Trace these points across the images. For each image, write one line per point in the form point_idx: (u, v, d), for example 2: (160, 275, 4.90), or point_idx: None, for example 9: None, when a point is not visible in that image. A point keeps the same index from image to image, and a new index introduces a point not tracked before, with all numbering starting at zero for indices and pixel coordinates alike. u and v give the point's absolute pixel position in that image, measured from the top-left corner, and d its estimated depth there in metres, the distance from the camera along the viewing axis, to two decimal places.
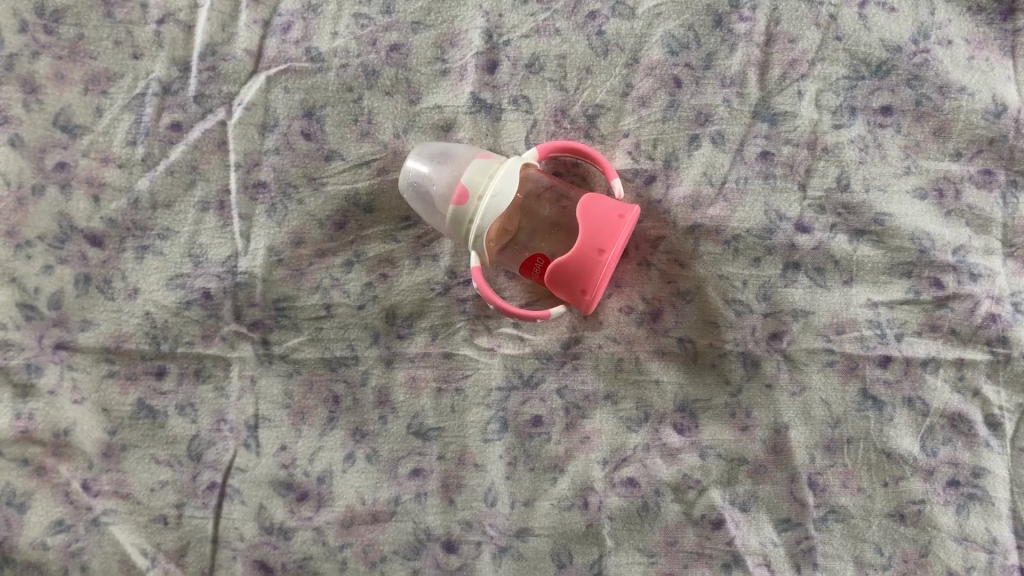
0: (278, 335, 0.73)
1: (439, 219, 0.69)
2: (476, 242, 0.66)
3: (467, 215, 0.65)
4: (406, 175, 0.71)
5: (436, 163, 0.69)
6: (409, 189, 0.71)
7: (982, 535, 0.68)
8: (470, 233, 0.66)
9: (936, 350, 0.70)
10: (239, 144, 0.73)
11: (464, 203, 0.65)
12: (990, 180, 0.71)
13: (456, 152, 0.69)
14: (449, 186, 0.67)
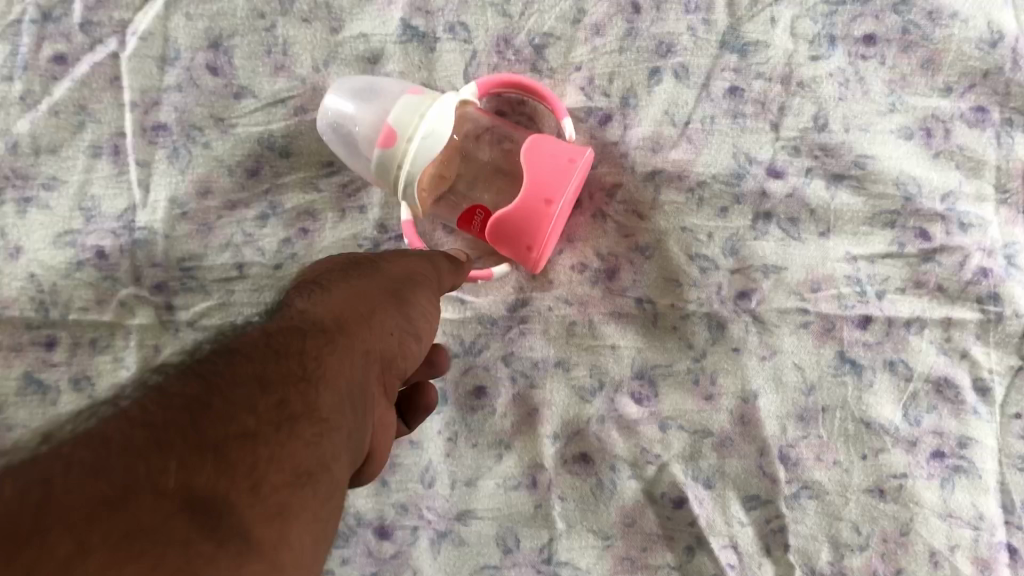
0: (183, 300, 0.64)
1: (364, 165, 0.60)
2: (405, 192, 0.58)
3: (395, 160, 0.57)
4: (323, 113, 0.61)
5: (358, 99, 0.60)
6: (327, 130, 0.61)
7: (968, 511, 0.62)
8: (399, 181, 0.58)
9: (921, 309, 0.63)
10: (135, 80, 0.64)
11: (392, 146, 0.57)
12: (984, 118, 0.63)
13: (380, 85, 0.60)
14: (373, 127, 0.58)
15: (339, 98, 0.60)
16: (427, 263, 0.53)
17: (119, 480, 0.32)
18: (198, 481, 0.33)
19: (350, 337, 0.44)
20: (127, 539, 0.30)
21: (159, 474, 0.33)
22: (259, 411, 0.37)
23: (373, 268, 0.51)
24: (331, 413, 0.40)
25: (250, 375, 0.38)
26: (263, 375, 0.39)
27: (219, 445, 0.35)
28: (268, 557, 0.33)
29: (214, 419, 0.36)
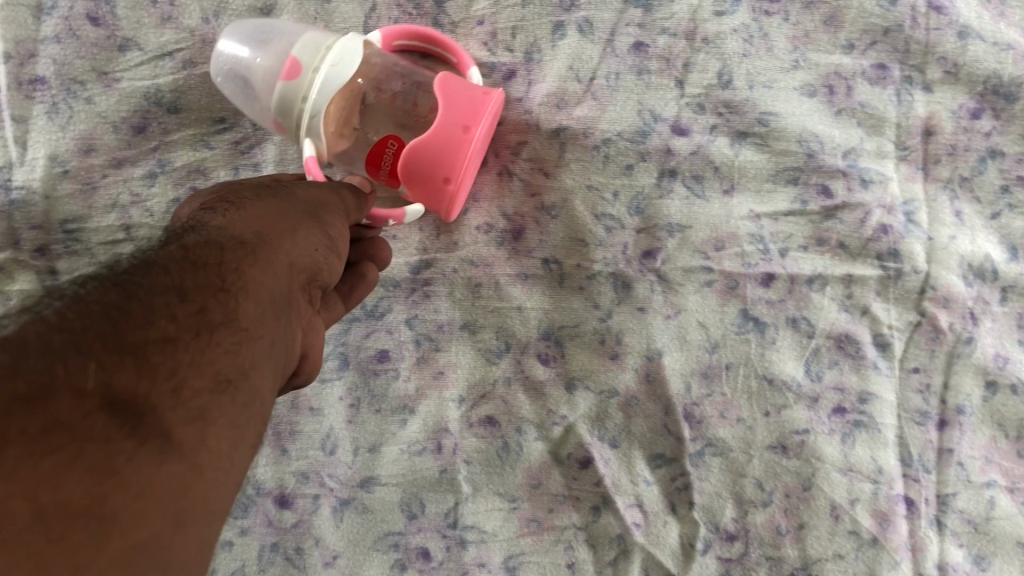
0: (66, 264, 0.60)
1: (262, 104, 0.57)
2: (311, 126, 0.55)
3: (298, 86, 0.54)
4: (217, 57, 0.58)
5: (255, 37, 0.57)
6: (223, 73, 0.58)
7: (867, 465, 0.63)
8: (303, 110, 0.54)
9: (823, 267, 0.63)
10: (8, 30, 0.60)
11: (297, 72, 0.54)
12: (885, 76, 0.63)
13: (276, 25, 0.58)
14: (273, 58, 0.55)
15: (233, 37, 0.58)
16: (349, 188, 0.54)
17: (36, 378, 0.33)
18: (117, 384, 0.35)
19: (266, 249, 0.45)
20: (46, 433, 0.32)
21: (73, 376, 0.34)
22: (178, 320, 0.39)
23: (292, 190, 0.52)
24: (251, 323, 0.42)
25: (168, 286, 0.40)
26: (181, 285, 0.40)
27: (138, 351, 0.36)
28: (187, 457, 0.35)
29: (130, 329, 0.37)
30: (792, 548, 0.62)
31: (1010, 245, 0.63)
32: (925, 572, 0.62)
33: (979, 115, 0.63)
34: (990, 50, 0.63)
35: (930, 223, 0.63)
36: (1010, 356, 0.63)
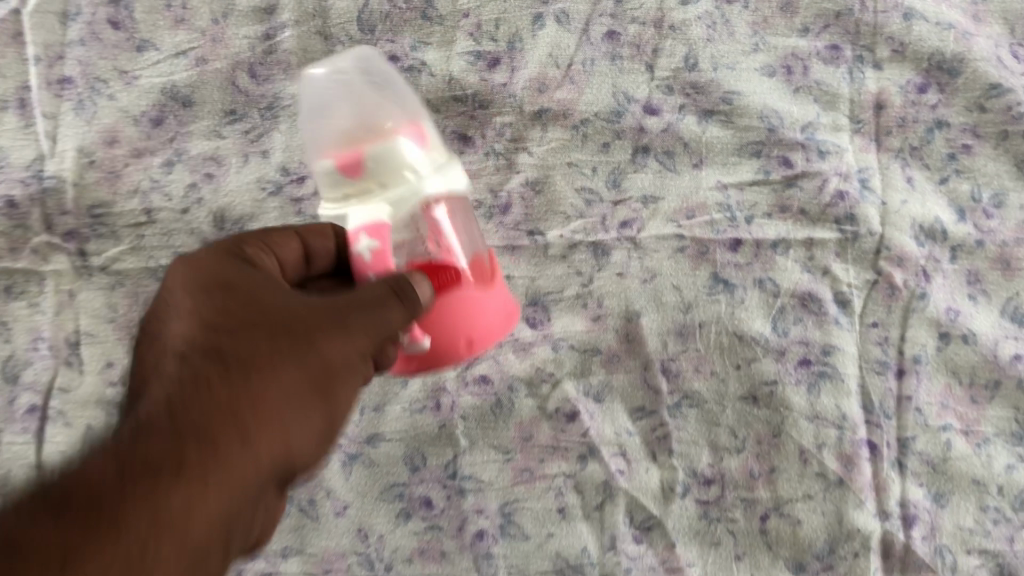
0: (95, 246, 0.67)
1: (347, 139, 0.50)
2: (405, 197, 0.49)
3: (420, 160, 0.50)
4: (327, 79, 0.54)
5: (380, 78, 0.55)
6: (320, 95, 0.53)
7: (832, 412, 0.68)
8: (407, 180, 0.49)
9: (786, 231, 0.68)
10: (38, 35, 0.67)
11: (429, 147, 0.50)
12: (838, 56, 0.69)
13: (384, 88, 0.55)
14: (393, 120, 0.50)
15: (362, 68, 0.55)
16: (364, 311, 0.47)
17: None
18: None
19: (252, 471, 0.42)
20: None
21: None
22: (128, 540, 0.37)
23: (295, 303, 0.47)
24: (208, 537, 0.40)
25: (130, 487, 0.38)
26: (144, 492, 0.38)
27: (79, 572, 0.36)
28: None
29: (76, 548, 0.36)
30: (764, 490, 0.68)
31: (958, 207, 0.69)
32: (888, 510, 0.68)
33: (925, 89, 0.69)
34: (933, 29, 0.69)
35: (884, 189, 0.69)
36: (961, 309, 0.69)
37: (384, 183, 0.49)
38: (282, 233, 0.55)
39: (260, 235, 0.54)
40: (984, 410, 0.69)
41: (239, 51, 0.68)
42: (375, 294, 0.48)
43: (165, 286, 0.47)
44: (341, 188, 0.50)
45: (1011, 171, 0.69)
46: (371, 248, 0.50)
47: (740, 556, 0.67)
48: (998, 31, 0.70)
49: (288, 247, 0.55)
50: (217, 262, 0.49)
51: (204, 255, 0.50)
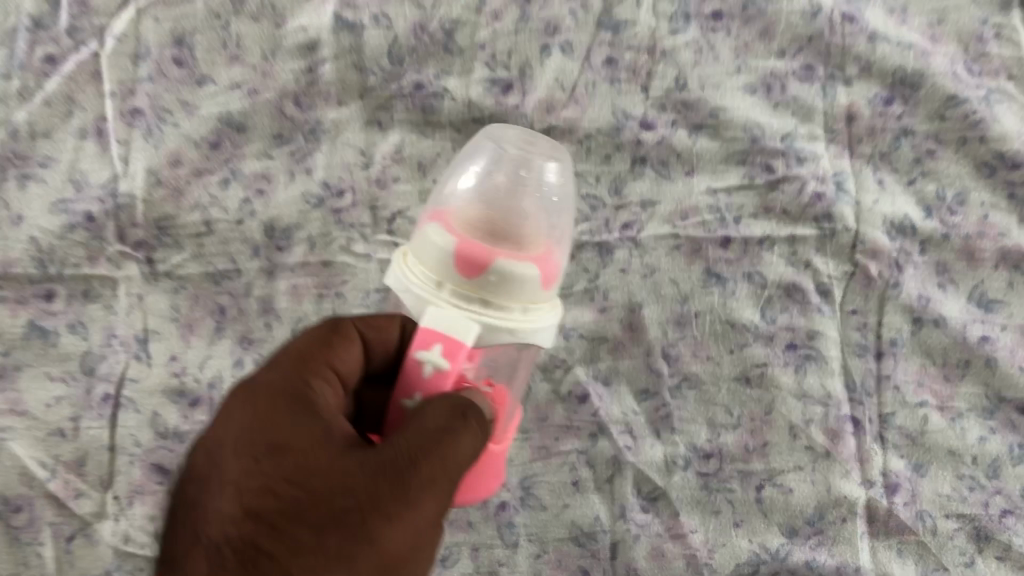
0: (161, 254, 0.77)
1: (488, 232, 0.54)
2: (500, 305, 0.53)
3: (531, 299, 0.54)
4: (494, 173, 0.59)
5: (546, 183, 0.60)
6: (486, 183, 0.58)
7: (818, 391, 0.76)
8: (509, 313, 0.53)
9: (771, 229, 0.77)
10: (113, 74, 0.76)
11: (547, 288, 0.55)
12: (811, 74, 0.78)
13: (556, 207, 0.60)
14: (542, 241, 0.56)
15: (523, 163, 0.60)
16: (436, 442, 0.50)
17: None
18: None
19: None
20: None
21: None
22: None
23: (362, 452, 0.50)
24: None
25: None
26: None
27: None
28: None
29: None
30: (759, 462, 0.75)
31: (925, 205, 0.77)
32: (872, 478, 0.75)
33: (891, 102, 0.78)
34: (895, 49, 0.77)
35: (857, 190, 0.77)
36: (931, 295, 0.77)
37: (490, 301, 0.53)
38: (347, 332, 0.59)
39: (322, 344, 0.58)
40: (957, 387, 0.76)
41: (284, 83, 0.77)
42: (443, 425, 0.51)
43: (236, 406, 0.53)
44: (452, 276, 0.53)
45: (971, 173, 0.77)
46: (437, 366, 0.53)
47: (739, 523, 0.74)
48: (953, 49, 0.78)
49: (353, 355, 0.59)
50: (287, 389, 0.53)
51: (275, 381, 0.54)
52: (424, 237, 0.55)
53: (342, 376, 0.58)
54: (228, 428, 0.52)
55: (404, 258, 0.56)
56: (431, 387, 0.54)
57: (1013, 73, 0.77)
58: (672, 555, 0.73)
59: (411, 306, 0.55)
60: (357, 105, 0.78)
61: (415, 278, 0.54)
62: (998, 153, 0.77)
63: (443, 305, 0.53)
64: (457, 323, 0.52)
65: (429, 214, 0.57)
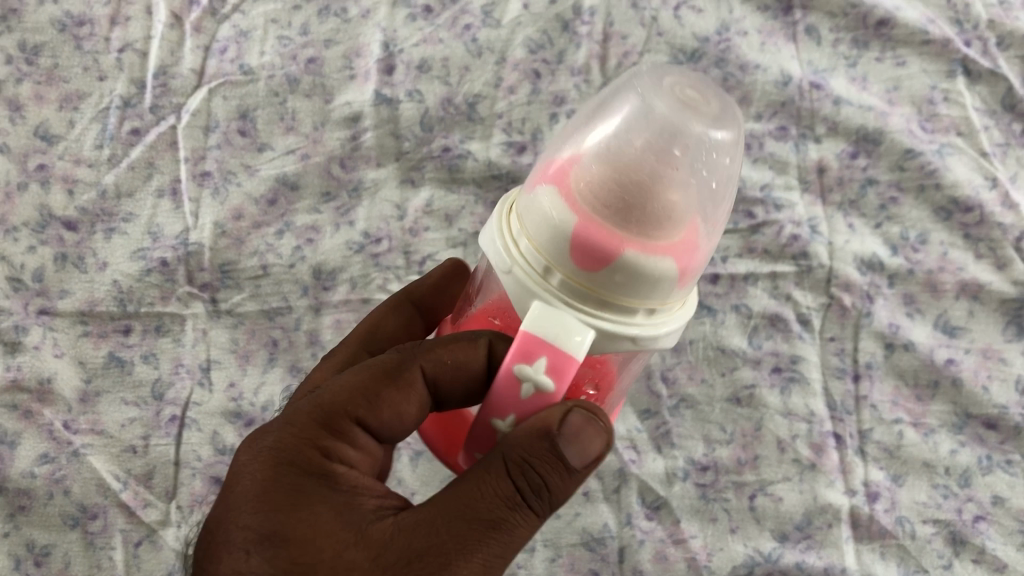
0: (224, 294, 0.88)
1: (622, 220, 0.45)
2: (617, 308, 0.46)
3: (661, 301, 0.48)
4: (635, 134, 0.48)
5: (699, 157, 0.48)
6: (620, 142, 0.47)
7: (802, 409, 0.84)
8: (632, 318, 0.47)
9: (754, 267, 0.88)
10: (187, 142, 0.90)
11: (680, 285, 0.48)
12: (785, 134, 0.90)
13: (708, 175, 0.49)
14: (683, 232, 0.46)
15: (677, 132, 0.48)
16: (481, 535, 0.47)
17: None
18: None
19: None
20: None
21: None
22: None
23: (389, 529, 0.48)
24: None
25: None
26: None
27: None
28: None
29: None
30: (751, 473, 0.83)
31: (891, 244, 0.88)
32: (854, 487, 0.83)
33: (857, 156, 0.89)
34: (858, 111, 0.90)
35: (830, 232, 0.88)
36: (901, 323, 0.86)
37: (610, 302, 0.46)
38: (410, 376, 0.53)
39: (365, 398, 0.52)
40: (928, 405, 0.85)
41: (331, 148, 0.91)
42: (493, 515, 0.48)
43: (245, 468, 0.50)
44: (567, 264, 0.46)
45: (931, 217, 0.88)
46: (539, 384, 0.45)
47: (735, 529, 0.81)
48: (908, 111, 0.90)
49: (409, 402, 0.53)
50: (296, 454, 0.50)
51: (286, 442, 0.50)
52: (537, 209, 0.47)
53: (382, 427, 0.53)
54: (235, 492, 0.50)
55: (508, 233, 0.49)
56: (528, 408, 0.47)
57: (961, 130, 0.89)
58: (674, 559, 0.80)
59: (511, 291, 0.48)
60: (393, 166, 0.91)
61: (521, 262, 0.47)
62: (953, 198, 0.87)
63: (554, 302, 0.46)
64: (571, 331, 0.45)
65: (548, 174, 0.49)
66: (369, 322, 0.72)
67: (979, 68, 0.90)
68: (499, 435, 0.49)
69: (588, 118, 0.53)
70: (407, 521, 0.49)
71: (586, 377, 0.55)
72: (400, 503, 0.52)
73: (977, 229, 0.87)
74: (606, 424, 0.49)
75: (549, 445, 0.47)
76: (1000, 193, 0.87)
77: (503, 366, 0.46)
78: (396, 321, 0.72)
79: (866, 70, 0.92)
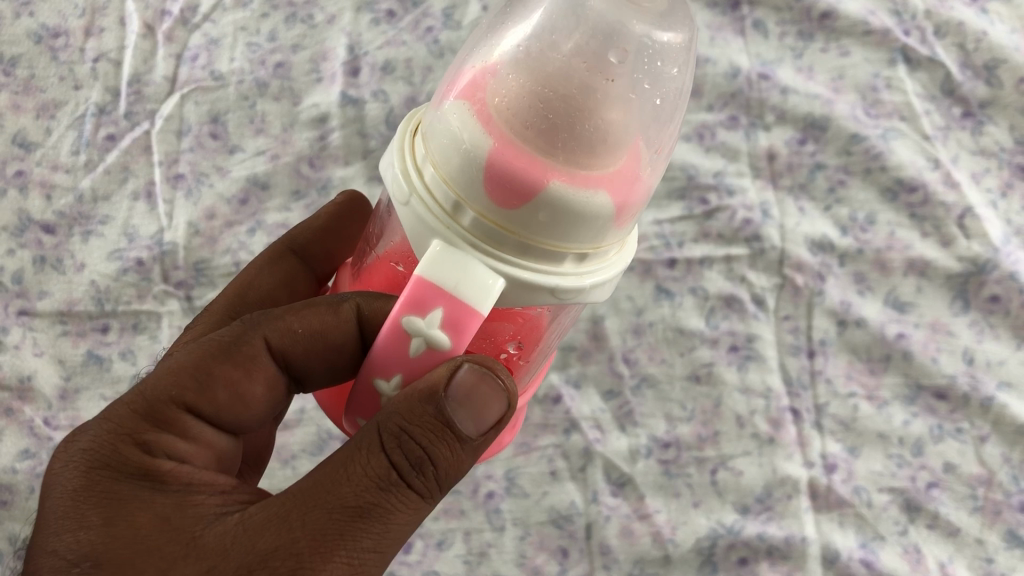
0: (198, 291, 0.90)
1: (542, 154, 0.42)
2: (543, 253, 0.44)
3: (590, 245, 0.45)
4: (561, 38, 0.45)
5: (637, 70, 0.45)
6: (544, 47, 0.44)
7: (760, 385, 0.87)
8: (557, 267, 0.45)
9: (709, 251, 0.91)
10: (161, 146, 0.93)
11: (614, 224, 0.45)
12: (735, 123, 0.94)
13: (650, 94, 0.46)
14: (618, 161, 0.44)
15: (612, 38, 0.45)
16: (346, 525, 0.45)
17: None
18: None
19: None
20: None
21: None
22: None
23: (227, 532, 0.46)
24: None
25: None
26: None
27: None
28: None
29: None
30: (711, 449, 0.86)
31: (841, 226, 0.91)
32: (812, 459, 0.85)
33: (805, 142, 0.93)
34: (805, 99, 0.94)
35: (781, 215, 0.92)
36: (852, 301, 0.89)
37: (528, 247, 0.44)
38: (251, 349, 0.51)
39: (194, 382, 0.50)
40: (881, 378, 0.88)
41: (300, 148, 0.94)
42: (361, 501, 0.46)
43: (60, 470, 0.49)
44: (480, 200, 0.43)
45: (878, 198, 0.92)
46: (431, 340, 0.43)
47: (697, 503, 0.84)
48: (853, 98, 0.94)
49: (250, 378, 0.51)
50: (112, 451, 0.48)
51: (101, 443, 0.49)
52: (446, 131, 0.44)
53: (220, 412, 0.51)
54: (52, 500, 0.48)
55: (412, 163, 0.46)
56: (416, 368, 0.44)
57: (903, 115, 0.93)
58: (640, 533, 0.82)
59: (408, 228, 0.45)
60: (361, 164, 0.95)
61: (425, 198, 0.44)
62: (897, 179, 0.91)
63: (461, 246, 0.43)
64: (473, 282, 0.43)
65: (461, 90, 0.45)
66: (242, 280, 0.71)
67: (917, 55, 0.95)
68: (383, 399, 0.47)
69: (505, 21, 0.49)
70: (250, 522, 0.46)
71: (507, 333, 0.53)
72: (248, 496, 0.49)
73: (922, 208, 0.91)
74: (506, 384, 0.47)
75: (434, 410, 0.45)
76: (943, 173, 0.91)
77: (390, 318, 0.43)
78: (273, 275, 0.71)
79: (812, 61, 0.96)
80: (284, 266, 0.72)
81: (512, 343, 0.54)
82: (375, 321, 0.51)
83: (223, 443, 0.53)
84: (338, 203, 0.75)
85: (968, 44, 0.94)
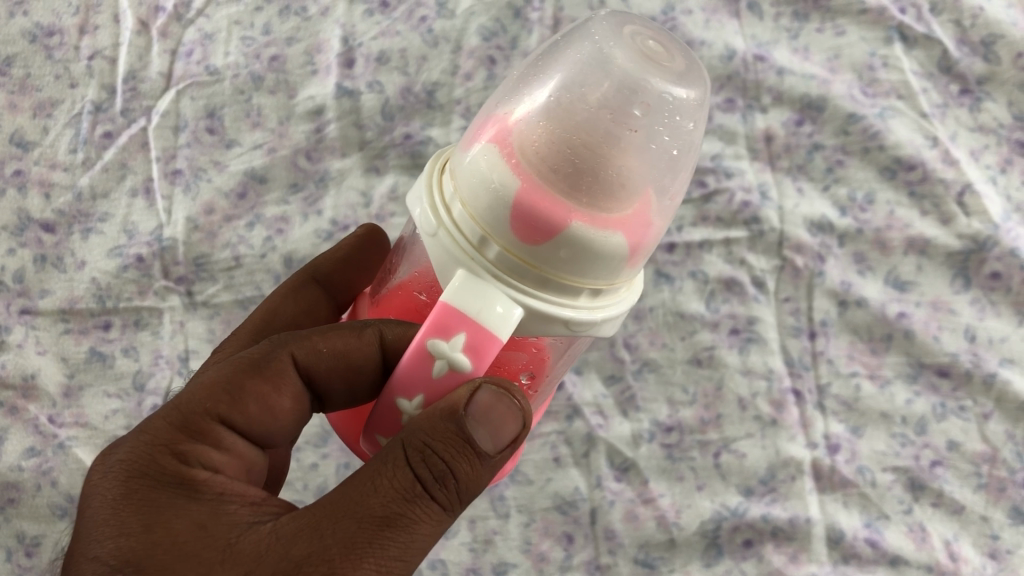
0: (198, 286, 0.91)
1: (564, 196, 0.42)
2: (561, 289, 0.44)
3: (605, 282, 0.45)
4: (590, 89, 0.45)
5: (660, 121, 0.46)
6: (573, 96, 0.45)
7: (762, 367, 0.87)
8: (573, 300, 0.45)
9: (708, 234, 0.91)
10: (158, 143, 0.93)
11: (628, 264, 0.46)
12: (732, 105, 0.94)
13: (669, 145, 0.46)
14: (635, 206, 0.44)
15: (637, 90, 0.45)
16: (374, 534, 0.45)
17: None
18: None
19: None
20: None
21: None
22: None
23: (262, 539, 0.45)
24: None
25: None
26: None
27: None
28: None
29: None
30: (714, 432, 0.86)
31: (840, 206, 0.91)
32: (815, 440, 0.85)
33: (802, 123, 0.93)
34: (801, 80, 0.94)
35: (780, 197, 0.92)
36: (853, 281, 0.89)
37: (548, 281, 0.44)
38: (279, 365, 0.51)
39: (227, 395, 0.50)
40: (883, 358, 0.87)
41: (297, 141, 0.94)
42: (388, 511, 0.45)
43: (99, 481, 0.48)
44: (505, 236, 0.43)
45: (877, 177, 0.91)
46: (454, 362, 0.43)
47: (701, 486, 0.84)
48: (850, 77, 0.94)
49: (280, 392, 0.51)
50: (151, 461, 0.48)
51: (138, 453, 0.48)
52: (475, 170, 0.44)
53: (251, 424, 0.51)
54: (91, 510, 0.47)
55: (440, 197, 0.46)
56: (440, 388, 0.44)
57: (901, 93, 0.93)
58: (644, 518, 0.83)
59: (435, 257, 0.45)
60: (357, 156, 0.95)
61: (452, 231, 0.44)
62: (896, 158, 0.91)
63: (483, 277, 0.43)
64: (496, 310, 0.43)
65: (489, 132, 0.46)
66: (264, 308, 0.71)
67: (914, 33, 0.94)
68: (405, 418, 0.46)
69: (536, 70, 0.50)
70: (283, 530, 0.46)
71: (520, 363, 0.53)
72: (280, 508, 0.48)
73: (921, 186, 0.90)
74: (521, 404, 0.47)
75: (455, 427, 0.45)
76: (941, 151, 0.91)
77: (416, 340, 0.44)
78: (295, 303, 0.71)
79: (807, 41, 0.95)
80: (305, 294, 0.72)
81: (524, 373, 0.54)
82: (399, 346, 0.51)
83: (255, 456, 0.52)
84: (357, 236, 0.75)
85: (964, 21, 0.94)
